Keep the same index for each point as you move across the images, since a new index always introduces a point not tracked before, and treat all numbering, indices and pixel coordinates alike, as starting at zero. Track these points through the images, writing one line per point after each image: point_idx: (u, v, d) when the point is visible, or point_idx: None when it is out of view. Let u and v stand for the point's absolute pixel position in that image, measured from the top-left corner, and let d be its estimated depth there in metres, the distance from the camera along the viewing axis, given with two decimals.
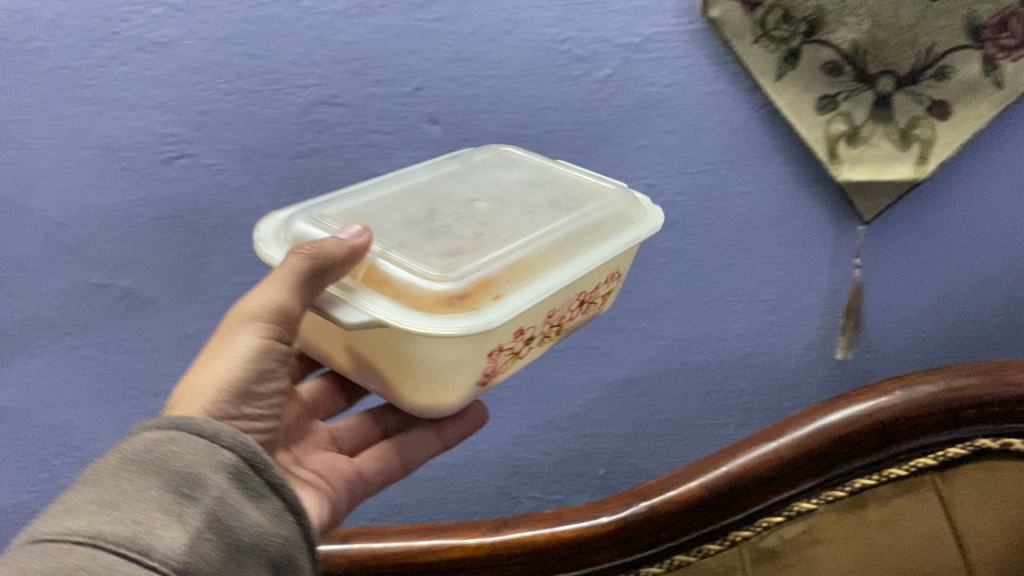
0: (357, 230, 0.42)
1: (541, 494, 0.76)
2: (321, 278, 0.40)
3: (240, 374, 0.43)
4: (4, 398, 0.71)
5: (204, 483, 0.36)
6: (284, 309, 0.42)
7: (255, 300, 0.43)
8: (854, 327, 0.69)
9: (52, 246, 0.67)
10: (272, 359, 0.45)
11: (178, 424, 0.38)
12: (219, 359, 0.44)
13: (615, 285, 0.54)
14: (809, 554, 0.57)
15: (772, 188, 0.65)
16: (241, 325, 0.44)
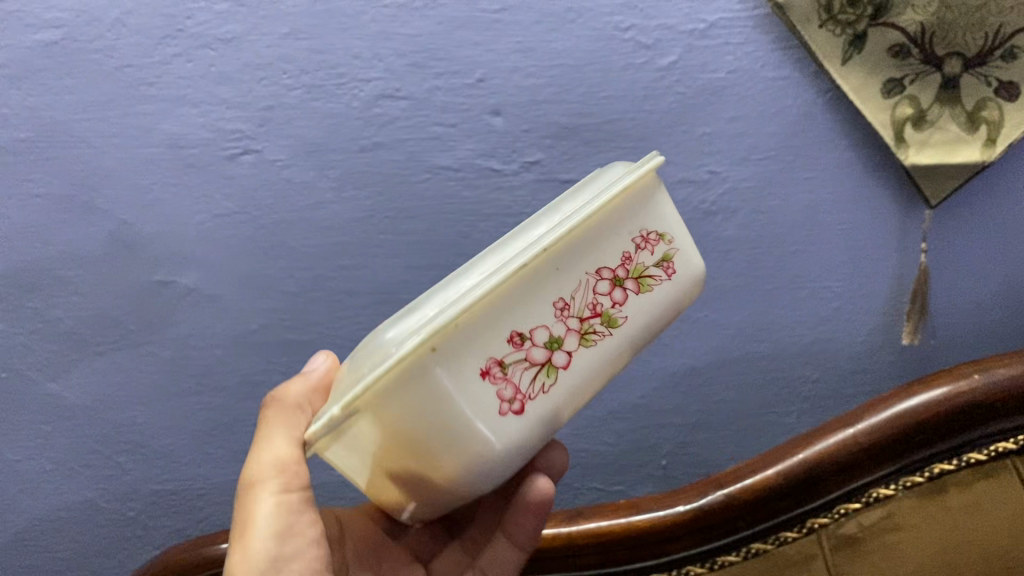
0: (322, 362, 0.49)
1: (602, 485, 0.73)
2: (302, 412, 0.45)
3: (274, 542, 0.42)
4: (69, 395, 0.71)
5: None
6: (291, 460, 0.44)
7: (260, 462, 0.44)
8: (919, 312, 0.68)
9: (118, 244, 0.68)
10: (294, 511, 0.44)
11: None
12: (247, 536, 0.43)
13: (671, 247, 0.42)
14: (889, 539, 0.56)
15: (835, 173, 0.66)
16: (253, 495, 0.43)
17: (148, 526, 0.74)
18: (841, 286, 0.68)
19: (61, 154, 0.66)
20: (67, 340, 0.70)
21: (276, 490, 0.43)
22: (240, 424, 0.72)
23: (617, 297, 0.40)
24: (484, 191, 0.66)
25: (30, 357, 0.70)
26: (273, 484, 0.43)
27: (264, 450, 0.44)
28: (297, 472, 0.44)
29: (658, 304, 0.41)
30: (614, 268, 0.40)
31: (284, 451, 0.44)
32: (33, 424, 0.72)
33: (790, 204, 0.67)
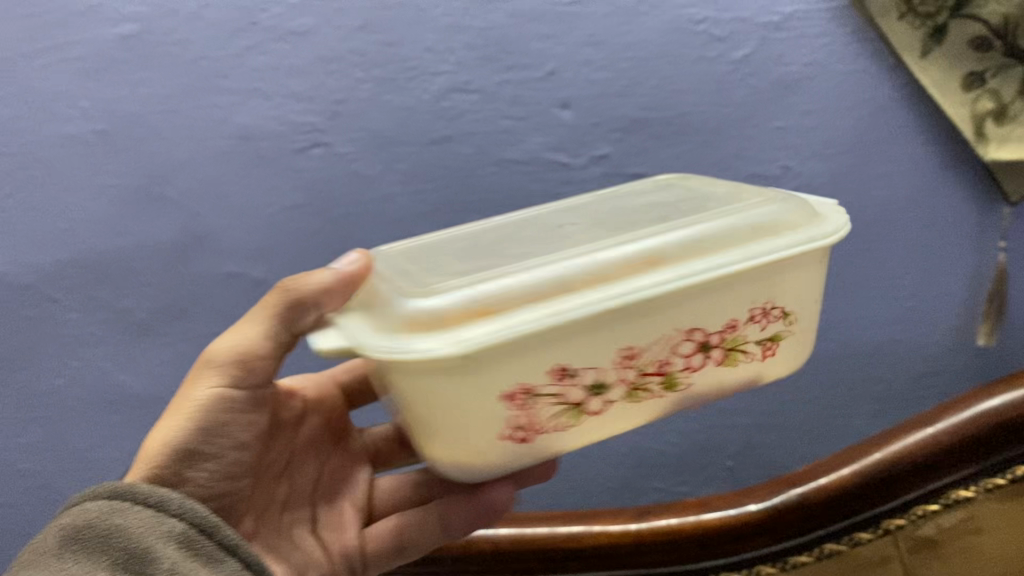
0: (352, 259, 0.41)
1: (665, 485, 0.72)
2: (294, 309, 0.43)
3: (185, 432, 0.43)
4: (137, 385, 0.72)
5: (155, 558, 0.37)
6: (250, 351, 0.44)
7: (224, 343, 0.44)
8: (997, 313, 0.65)
9: (188, 236, 0.69)
10: (226, 412, 0.45)
11: (121, 494, 0.39)
12: (176, 412, 0.44)
13: (785, 327, 0.39)
14: (970, 540, 0.55)
15: (911, 169, 0.64)
16: (197, 378, 0.45)
17: None
18: (916, 285, 0.66)
19: (137, 144, 0.68)
20: (135, 331, 0.71)
21: (216, 387, 0.44)
22: None
23: (692, 363, 0.37)
24: (551, 186, 0.66)
25: (100, 347, 0.71)
26: (220, 375, 0.44)
27: (227, 337, 0.45)
28: (252, 365, 0.45)
29: (732, 376, 0.39)
30: (688, 340, 0.36)
31: (246, 342, 0.44)
32: (103, 414, 0.72)
33: (865, 199, 0.65)
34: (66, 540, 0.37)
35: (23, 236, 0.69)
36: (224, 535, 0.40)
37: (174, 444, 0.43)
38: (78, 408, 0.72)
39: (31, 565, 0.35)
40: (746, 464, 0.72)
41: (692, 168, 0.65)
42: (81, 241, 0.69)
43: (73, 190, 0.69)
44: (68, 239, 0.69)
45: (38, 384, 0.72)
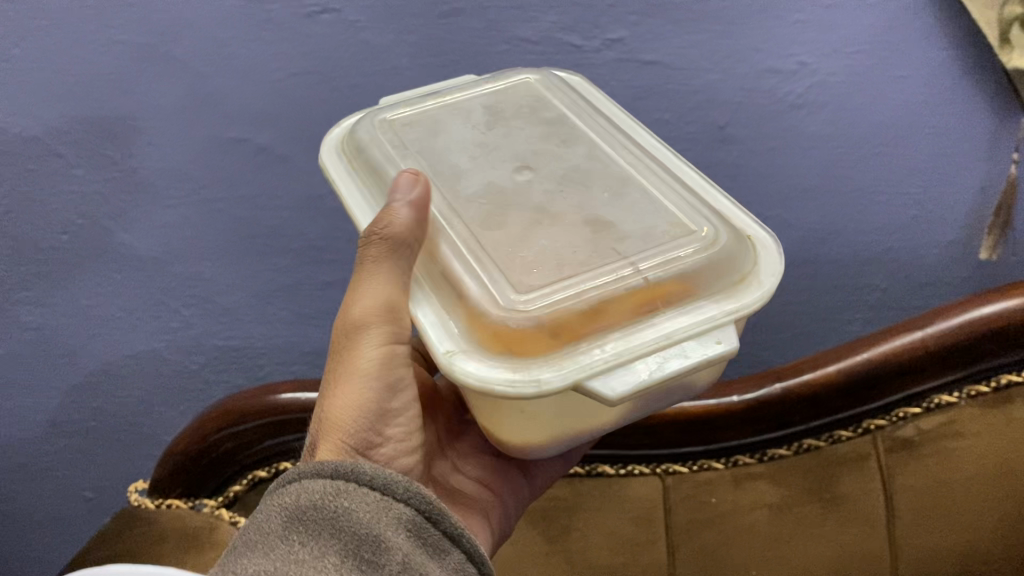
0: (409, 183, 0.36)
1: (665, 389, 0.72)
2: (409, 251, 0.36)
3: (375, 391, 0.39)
4: (137, 246, 0.72)
5: (388, 546, 0.32)
6: (391, 307, 0.37)
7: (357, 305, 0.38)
8: (1003, 227, 0.64)
9: (193, 98, 0.69)
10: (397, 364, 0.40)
11: (343, 475, 0.35)
12: (347, 382, 0.39)
13: None
14: (949, 445, 0.54)
15: (930, 75, 0.64)
16: (355, 339, 0.39)
17: (209, 380, 0.75)
18: (921, 192, 0.65)
19: (155, 4, 0.68)
20: (137, 191, 0.71)
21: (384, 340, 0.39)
22: (305, 286, 0.73)
23: None
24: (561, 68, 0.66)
25: (105, 205, 0.72)
26: (377, 334, 0.38)
27: (362, 294, 0.38)
28: (401, 317, 0.38)
29: None
30: None
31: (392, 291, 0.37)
32: (101, 272, 0.73)
33: (876, 106, 0.64)
34: (291, 519, 0.33)
35: (38, 88, 0.70)
36: (450, 522, 0.35)
37: (369, 407, 0.39)
38: (77, 262, 0.73)
39: (257, 551, 0.32)
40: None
41: (705, 58, 0.64)
42: (94, 96, 0.70)
43: (86, 40, 0.69)
44: (81, 94, 0.70)
45: (41, 240, 0.72)
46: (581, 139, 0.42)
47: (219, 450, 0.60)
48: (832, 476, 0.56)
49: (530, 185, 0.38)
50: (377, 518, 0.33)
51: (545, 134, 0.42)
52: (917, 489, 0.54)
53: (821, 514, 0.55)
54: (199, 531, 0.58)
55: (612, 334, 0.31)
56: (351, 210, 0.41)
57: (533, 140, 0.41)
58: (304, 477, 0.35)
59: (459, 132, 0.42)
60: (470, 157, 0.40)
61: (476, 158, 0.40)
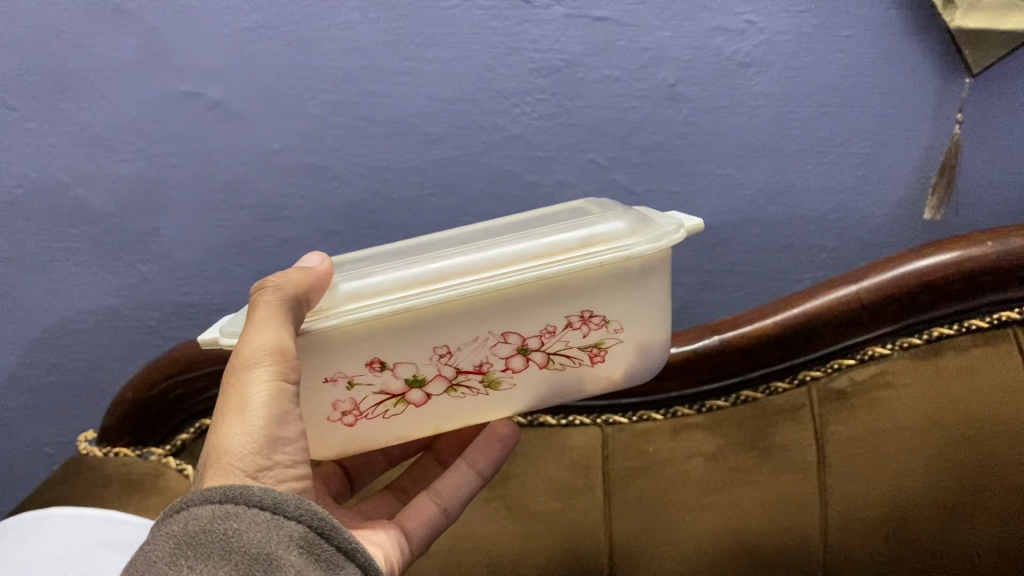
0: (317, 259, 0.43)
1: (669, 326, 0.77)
2: (293, 303, 0.40)
3: (264, 422, 0.39)
4: (94, 201, 0.73)
5: (279, 561, 0.33)
6: (282, 347, 0.38)
7: (253, 341, 0.38)
8: (946, 186, 0.67)
9: (145, 51, 0.67)
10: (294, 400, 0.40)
11: (232, 497, 0.35)
12: (234, 414, 0.39)
13: None
14: (880, 395, 0.56)
15: (877, 33, 0.63)
16: (243, 376, 0.39)
17: (167, 335, 0.79)
18: (870, 151, 0.67)
19: None
20: (92, 146, 0.71)
21: (271, 379, 0.38)
22: (260, 243, 0.75)
23: (511, 363, 0.43)
24: (513, 24, 0.65)
25: (61, 158, 0.71)
26: (267, 369, 0.38)
27: (258, 332, 0.38)
28: (292, 360, 0.39)
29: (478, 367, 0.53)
30: (505, 343, 0.42)
31: (283, 336, 0.39)
32: (60, 225, 0.74)
33: (824, 62, 0.64)
34: (178, 545, 0.33)
35: None
36: (340, 538, 0.37)
37: (259, 434, 0.39)
38: (35, 216, 0.73)
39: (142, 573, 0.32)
40: (701, 307, 0.75)
41: (654, 14, 0.64)
42: (31, 51, 0.67)
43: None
44: (19, 49, 0.67)
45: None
46: (429, 239, 0.47)
47: (171, 396, 0.61)
48: (765, 426, 0.57)
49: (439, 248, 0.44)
50: (264, 537, 0.34)
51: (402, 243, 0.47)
52: (846, 437, 0.56)
53: (755, 462, 0.57)
54: (140, 475, 0.59)
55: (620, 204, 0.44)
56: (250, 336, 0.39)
57: (400, 248, 0.47)
58: (185, 506, 0.35)
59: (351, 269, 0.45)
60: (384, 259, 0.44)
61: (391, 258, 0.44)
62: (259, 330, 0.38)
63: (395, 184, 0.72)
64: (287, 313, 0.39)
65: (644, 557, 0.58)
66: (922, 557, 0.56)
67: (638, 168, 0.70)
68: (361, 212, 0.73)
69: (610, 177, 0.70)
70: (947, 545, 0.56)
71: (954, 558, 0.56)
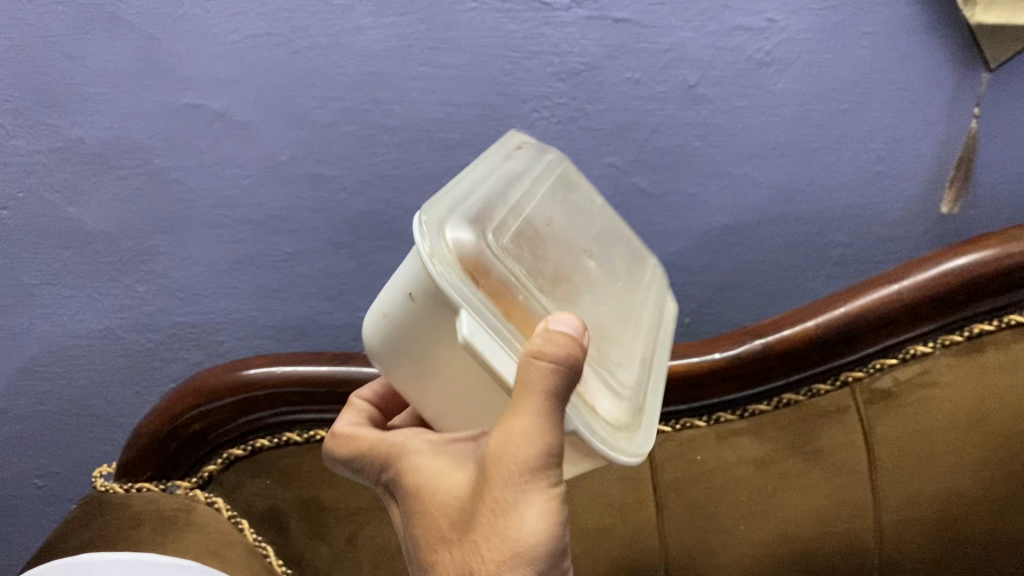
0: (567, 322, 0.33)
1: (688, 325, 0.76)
2: (562, 388, 0.32)
3: (553, 543, 0.33)
4: (87, 221, 0.69)
5: None
6: (554, 444, 0.32)
7: (528, 447, 0.31)
8: (963, 180, 0.68)
9: (144, 63, 0.64)
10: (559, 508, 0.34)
11: None
12: (506, 543, 0.32)
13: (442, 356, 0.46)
14: (926, 393, 0.56)
15: (896, 30, 0.63)
16: (520, 495, 0.32)
17: (167, 358, 0.76)
18: (887, 148, 0.68)
19: None
20: (87, 163, 0.67)
21: (546, 490, 0.32)
22: (265, 259, 0.72)
23: None
24: (533, 27, 0.63)
25: (51, 178, 0.67)
26: (548, 477, 0.32)
27: (528, 433, 0.31)
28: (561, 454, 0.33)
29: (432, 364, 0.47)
30: None
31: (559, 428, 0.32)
32: (51, 248, 0.70)
33: (844, 60, 0.65)
34: None
35: None
36: None
37: (553, 550, 0.33)
38: (24, 238, 0.69)
39: None
40: (713, 311, 0.76)
41: (675, 14, 0.63)
42: (22, 64, 0.63)
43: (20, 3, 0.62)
44: (13, 62, 0.63)
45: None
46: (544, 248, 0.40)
47: (190, 430, 0.59)
48: (814, 430, 0.57)
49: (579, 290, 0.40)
50: None
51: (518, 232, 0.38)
52: (895, 436, 0.56)
53: (805, 467, 0.57)
54: (171, 510, 0.56)
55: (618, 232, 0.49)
56: (528, 443, 0.31)
57: (532, 262, 0.38)
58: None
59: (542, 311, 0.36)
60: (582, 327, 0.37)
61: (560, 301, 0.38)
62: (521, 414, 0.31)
63: (408, 195, 0.70)
64: (559, 400, 0.32)
65: (697, 568, 0.59)
66: (973, 550, 0.57)
67: (656, 171, 0.69)
68: (372, 223, 0.71)
69: (627, 180, 0.69)
70: (1000, 537, 0.56)
71: (1004, 548, 0.57)
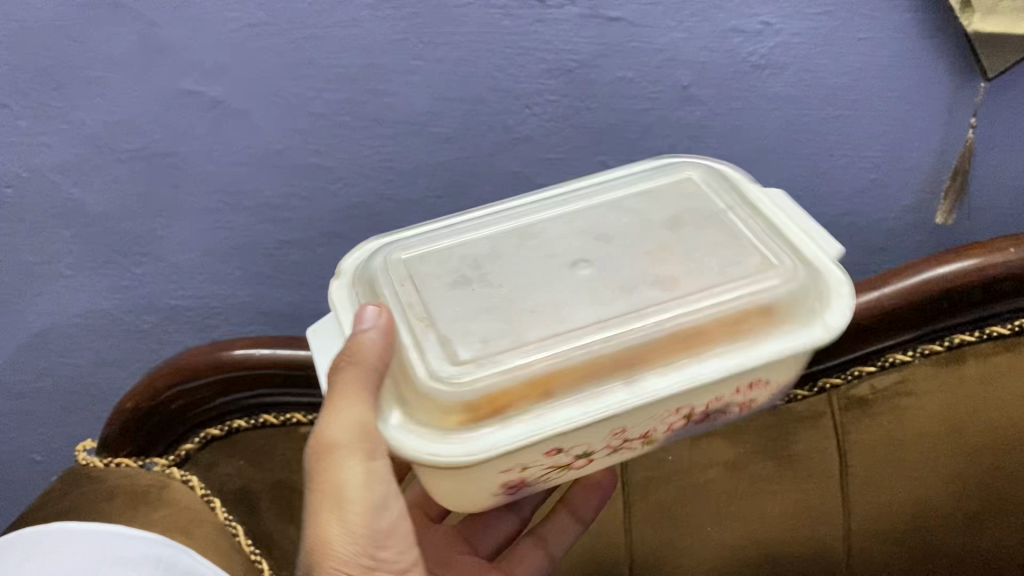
0: (373, 315, 0.42)
1: None
2: (371, 377, 0.41)
3: (360, 519, 0.44)
4: (87, 201, 0.70)
5: None
6: (367, 429, 0.41)
7: (335, 430, 0.42)
8: (957, 191, 0.67)
9: (142, 49, 0.63)
10: (382, 482, 0.45)
11: None
12: (336, 511, 0.44)
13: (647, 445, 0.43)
14: (902, 403, 0.59)
15: (895, 35, 0.62)
16: (335, 462, 0.43)
17: (163, 339, 0.79)
18: (882, 157, 0.68)
19: None
20: (85, 146, 0.68)
21: (363, 461, 0.43)
22: (261, 245, 0.74)
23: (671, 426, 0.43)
24: (527, 24, 0.63)
25: (51, 159, 0.68)
26: (359, 460, 0.43)
27: (344, 410, 0.42)
28: (375, 443, 0.43)
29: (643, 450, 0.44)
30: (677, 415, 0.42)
31: (372, 418, 0.41)
32: (53, 228, 0.71)
33: (842, 66, 0.64)
34: None
35: None
36: None
37: (358, 531, 0.44)
38: (26, 219, 0.71)
39: None
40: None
41: (669, 15, 0.62)
42: (20, 42, 0.62)
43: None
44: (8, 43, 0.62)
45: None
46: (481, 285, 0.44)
47: (173, 405, 0.60)
48: (787, 435, 0.61)
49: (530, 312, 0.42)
50: None
51: (459, 280, 0.45)
52: (870, 441, 0.60)
53: (775, 470, 0.62)
54: (142, 485, 0.57)
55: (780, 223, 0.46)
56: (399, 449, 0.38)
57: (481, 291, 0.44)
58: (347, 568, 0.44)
59: (447, 319, 0.42)
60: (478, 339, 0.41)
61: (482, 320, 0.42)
62: (336, 416, 0.42)
63: (403, 184, 0.72)
64: (368, 387, 0.41)
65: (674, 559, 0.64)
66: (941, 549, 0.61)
67: (647, 171, 0.71)
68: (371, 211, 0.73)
69: None
70: (967, 539, 0.61)
71: (971, 554, 0.61)
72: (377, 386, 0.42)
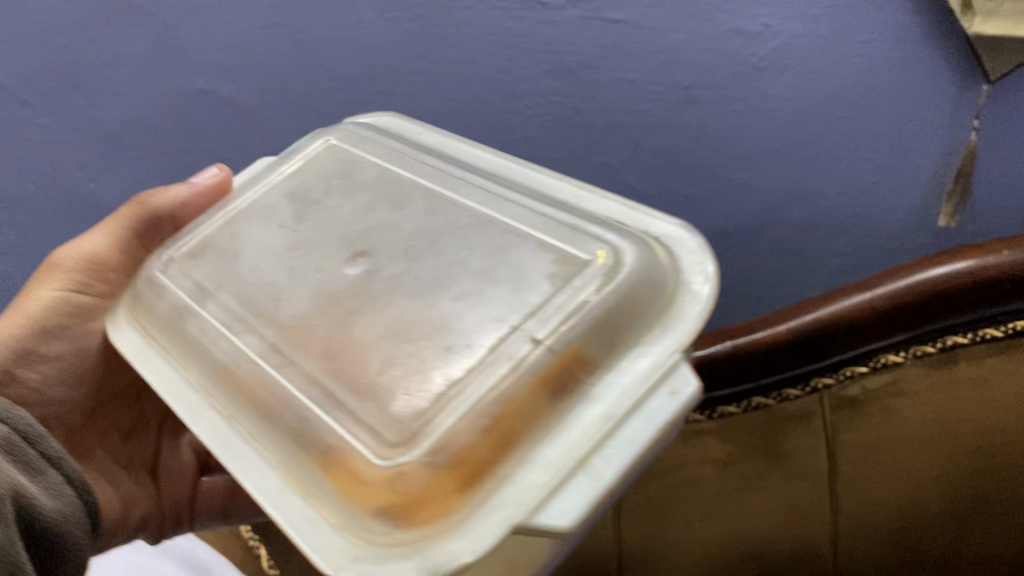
0: (212, 173, 0.49)
1: None
2: (155, 227, 0.50)
3: (39, 316, 0.49)
4: (110, 193, 0.73)
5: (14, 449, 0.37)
6: (93, 256, 0.50)
7: (85, 241, 0.50)
8: (960, 193, 0.67)
9: (158, 48, 0.65)
10: (66, 313, 0.49)
11: None
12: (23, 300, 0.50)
13: None
14: (892, 403, 0.59)
15: (897, 37, 0.61)
16: (46, 279, 0.50)
17: None
18: (884, 159, 0.68)
19: None
20: (107, 142, 0.71)
21: (69, 288, 0.50)
22: None
23: None
24: (529, 26, 0.64)
25: (75, 155, 0.71)
26: (95, 281, 0.50)
27: (86, 239, 0.50)
28: (104, 269, 0.50)
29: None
30: None
31: (99, 246, 0.50)
32: (78, 218, 0.74)
33: (843, 68, 0.64)
34: None
35: None
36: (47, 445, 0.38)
37: (59, 308, 0.49)
38: (53, 211, 0.74)
39: None
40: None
41: (669, 16, 0.63)
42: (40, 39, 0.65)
43: None
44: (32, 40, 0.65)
45: (8, 188, 0.73)
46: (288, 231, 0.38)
47: None
48: (778, 433, 0.62)
49: (320, 260, 0.36)
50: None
51: (298, 207, 0.40)
52: (860, 444, 0.60)
53: (765, 468, 0.63)
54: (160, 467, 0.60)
55: (616, 363, 0.30)
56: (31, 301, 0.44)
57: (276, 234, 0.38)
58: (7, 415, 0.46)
59: (257, 240, 0.39)
60: (246, 276, 0.36)
61: (268, 257, 0.37)
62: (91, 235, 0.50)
63: None
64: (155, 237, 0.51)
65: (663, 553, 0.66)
66: (932, 565, 0.61)
67: (650, 170, 0.72)
68: None
69: (620, 179, 0.73)
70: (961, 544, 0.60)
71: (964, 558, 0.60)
72: (149, 234, 0.50)
